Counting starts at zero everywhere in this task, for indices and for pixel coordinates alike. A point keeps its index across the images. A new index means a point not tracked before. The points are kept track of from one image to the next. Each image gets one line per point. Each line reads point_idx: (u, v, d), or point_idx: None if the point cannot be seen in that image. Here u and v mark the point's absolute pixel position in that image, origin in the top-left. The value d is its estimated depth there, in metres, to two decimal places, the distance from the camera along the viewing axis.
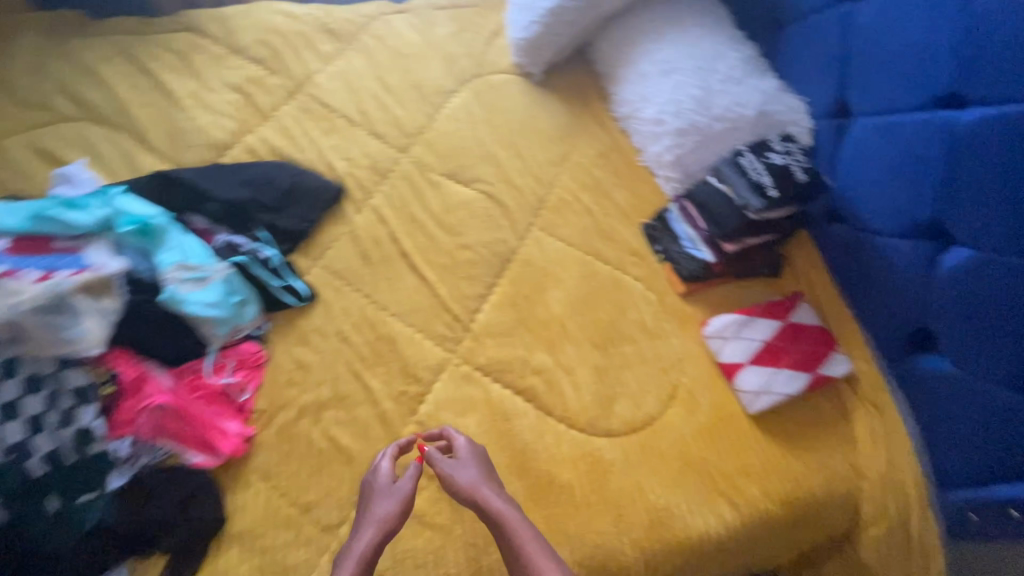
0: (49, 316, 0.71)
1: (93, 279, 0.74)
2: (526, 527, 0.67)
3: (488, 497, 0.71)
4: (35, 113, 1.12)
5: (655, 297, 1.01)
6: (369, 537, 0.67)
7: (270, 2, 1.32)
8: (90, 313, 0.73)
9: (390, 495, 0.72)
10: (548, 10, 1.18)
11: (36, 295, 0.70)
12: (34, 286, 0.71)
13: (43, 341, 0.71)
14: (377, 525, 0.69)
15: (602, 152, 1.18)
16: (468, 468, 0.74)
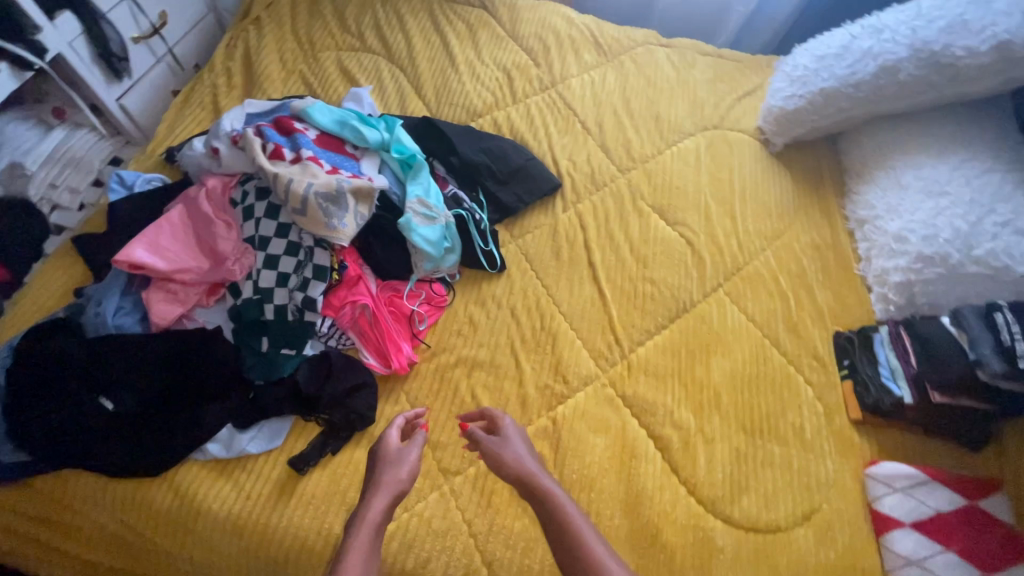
0: (324, 202, 0.85)
1: (363, 186, 0.88)
2: (562, 508, 0.65)
3: (523, 471, 0.70)
4: (350, 39, 1.34)
5: (824, 410, 0.94)
6: (380, 504, 0.65)
7: (556, 5, 1.45)
8: (350, 212, 0.86)
9: (403, 465, 0.71)
10: (822, 90, 1.13)
11: (324, 182, 0.85)
12: (324, 176, 0.86)
13: (311, 219, 0.85)
14: (388, 491, 0.68)
15: (817, 245, 1.12)
16: (513, 447, 0.74)
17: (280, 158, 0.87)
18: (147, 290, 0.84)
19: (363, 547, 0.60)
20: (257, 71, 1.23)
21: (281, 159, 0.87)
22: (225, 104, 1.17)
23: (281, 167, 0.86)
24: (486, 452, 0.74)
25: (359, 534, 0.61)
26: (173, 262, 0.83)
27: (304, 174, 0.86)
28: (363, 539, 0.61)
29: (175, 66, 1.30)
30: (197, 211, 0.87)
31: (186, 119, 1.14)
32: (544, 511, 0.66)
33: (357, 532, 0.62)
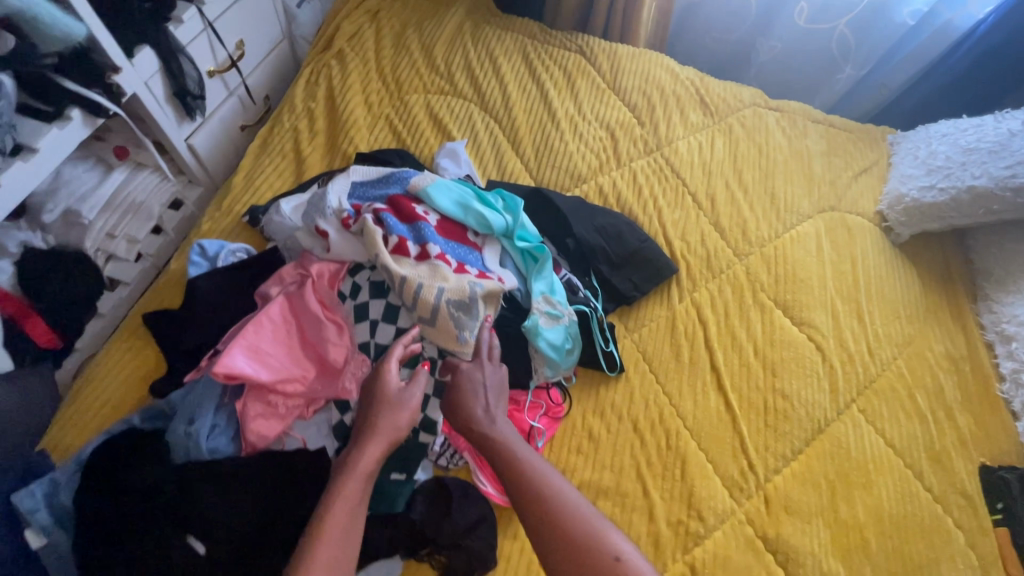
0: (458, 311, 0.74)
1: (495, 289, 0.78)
2: (542, 482, 0.62)
3: (504, 435, 0.66)
4: (438, 79, 1.21)
5: (979, 563, 0.84)
6: (376, 454, 0.62)
7: (659, 56, 1.33)
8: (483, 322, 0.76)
9: (402, 411, 0.66)
10: (971, 188, 1.05)
11: (456, 288, 0.75)
12: (455, 278, 0.75)
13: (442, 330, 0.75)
14: (384, 439, 0.63)
15: (953, 357, 1.03)
16: (476, 398, 0.70)
17: (405, 256, 0.76)
18: (241, 399, 0.72)
19: (350, 498, 0.59)
20: (341, 114, 1.10)
21: (406, 256, 0.76)
22: (308, 154, 1.04)
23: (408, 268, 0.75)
24: (460, 399, 0.70)
25: (347, 487, 0.59)
26: (278, 371, 0.71)
27: (434, 277, 0.75)
28: (352, 492, 0.59)
29: (246, 99, 1.16)
30: (303, 307, 0.75)
31: (266, 170, 1.01)
32: (519, 482, 0.62)
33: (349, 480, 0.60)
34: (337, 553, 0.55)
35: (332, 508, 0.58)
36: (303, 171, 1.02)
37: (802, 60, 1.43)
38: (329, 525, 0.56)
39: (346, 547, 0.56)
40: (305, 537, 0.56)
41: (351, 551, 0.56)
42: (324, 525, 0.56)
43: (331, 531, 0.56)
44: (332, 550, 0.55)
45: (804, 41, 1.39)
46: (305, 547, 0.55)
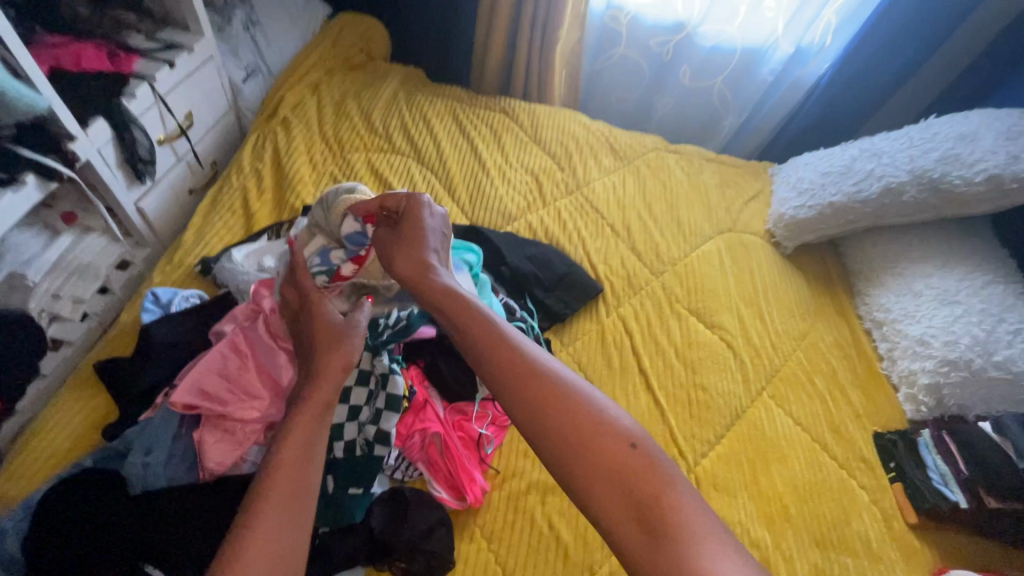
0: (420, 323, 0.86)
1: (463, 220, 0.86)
2: (542, 387, 0.62)
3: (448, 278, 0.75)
4: (378, 140, 1.35)
5: (881, 517, 0.96)
6: (332, 386, 0.69)
7: (572, 113, 1.53)
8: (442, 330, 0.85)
9: (343, 347, 0.72)
10: (832, 204, 1.24)
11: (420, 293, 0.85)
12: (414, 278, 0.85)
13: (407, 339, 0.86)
14: (333, 374, 0.70)
15: (841, 345, 1.20)
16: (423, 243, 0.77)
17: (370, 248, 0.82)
18: (199, 429, 0.75)
19: (290, 467, 0.61)
20: (288, 172, 1.20)
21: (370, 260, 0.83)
22: (258, 209, 1.13)
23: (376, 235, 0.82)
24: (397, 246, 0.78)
25: (287, 454, 0.62)
26: (235, 398, 0.76)
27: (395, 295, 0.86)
28: (302, 428, 0.64)
29: (194, 164, 1.25)
30: (256, 336, 0.80)
31: (216, 224, 1.08)
32: (511, 385, 0.63)
33: (288, 445, 0.62)
34: (279, 516, 0.56)
35: (284, 448, 0.62)
36: (252, 224, 1.10)
37: (693, 112, 1.69)
38: (270, 498, 0.57)
39: (292, 513, 0.57)
40: (249, 506, 0.57)
41: (300, 513, 0.58)
42: (268, 491, 0.58)
43: (284, 469, 0.60)
44: (280, 511, 0.57)
45: (691, 97, 1.65)
46: (248, 516, 0.56)
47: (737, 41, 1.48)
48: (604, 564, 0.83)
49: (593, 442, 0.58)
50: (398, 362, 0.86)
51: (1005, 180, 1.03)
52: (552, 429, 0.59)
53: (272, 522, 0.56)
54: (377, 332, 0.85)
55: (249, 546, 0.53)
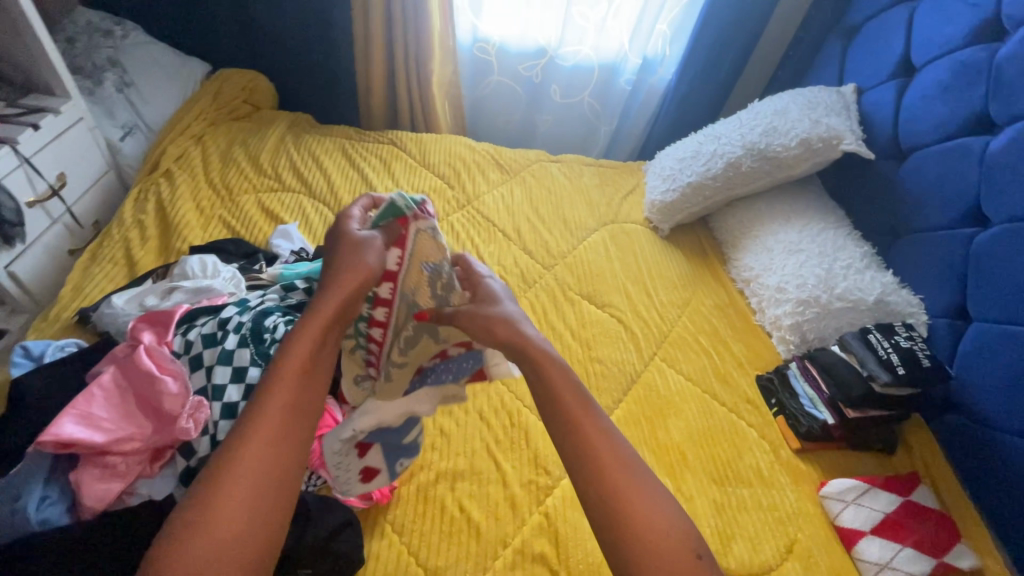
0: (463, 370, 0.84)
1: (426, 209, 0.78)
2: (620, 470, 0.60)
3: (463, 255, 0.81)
4: (267, 180, 1.38)
5: (769, 447, 1.05)
6: (336, 301, 0.66)
7: (457, 137, 1.64)
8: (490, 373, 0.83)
9: (365, 257, 0.70)
10: (689, 184, 1.40)
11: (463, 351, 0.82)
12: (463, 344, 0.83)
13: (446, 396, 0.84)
14: (348, 283, 0.67)
15: (720, 305, 1.31)
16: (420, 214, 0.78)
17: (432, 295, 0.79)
18: (75, 471, 0.73)
19: (284, 400, 0.58)
20: (173, 219, 1.21)
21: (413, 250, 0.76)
22: (141, 257, 1.13)
23: (431, 258, 0.77)
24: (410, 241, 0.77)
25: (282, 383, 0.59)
26: (112, 431, 0.75)
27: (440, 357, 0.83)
28: (308, 340, 0.63)
29: (72, 225, 1.23)
30: (133, 369, 0.80)
31: (97, 277, 1.08)
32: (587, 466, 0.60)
33: (283, 374, 0.60)
34: (271, 451, 0.55)
35: (285, 361, 0.61)
36: (138, 270, 1.11)
37: (571, 126, 1.86)
38: (260, 429, 0.56)
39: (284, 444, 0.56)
40: (238, 434, 0.55)
41: (291, 445, 0.57)
42: (258, 424, 0.56)
43: (283, 386, 0.59)
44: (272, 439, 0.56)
45: (566, 113, 1.82)
46: (241, 434, 0.55)
47: (593, 59, 1.66)
48: (516, 535, 0.86)
49: (657, 541, 0.56)
50: None
51: (815, 141, 1.25)
52: (620, 518, 0.57)
53: (263, 453, 0.55)
54: (262, 345, 0.84)
55: (237, 477, 0.53)
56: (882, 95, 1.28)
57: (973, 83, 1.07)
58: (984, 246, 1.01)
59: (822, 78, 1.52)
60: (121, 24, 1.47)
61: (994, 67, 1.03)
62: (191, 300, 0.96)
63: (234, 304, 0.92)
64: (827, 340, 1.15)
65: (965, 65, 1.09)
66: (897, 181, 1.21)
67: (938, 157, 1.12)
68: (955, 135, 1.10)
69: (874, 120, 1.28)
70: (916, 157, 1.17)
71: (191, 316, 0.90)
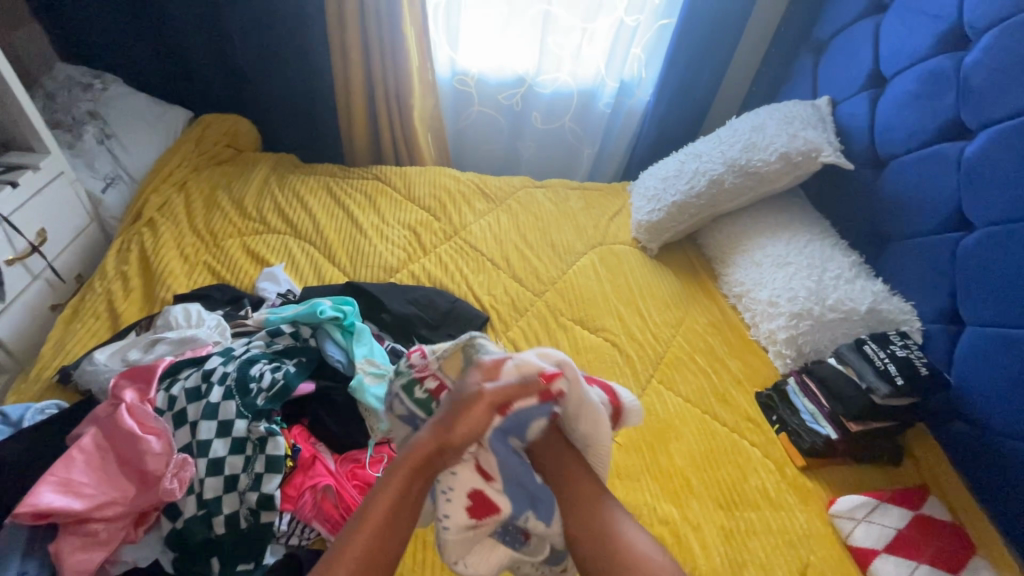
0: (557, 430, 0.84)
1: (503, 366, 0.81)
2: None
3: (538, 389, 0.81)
4: (252, 223, 1.38)
5: (774, 467, 1.03)
6: (427, 438, 0.75)
7: (440, 168, 1.63)
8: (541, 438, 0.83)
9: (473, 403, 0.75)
10: (674, 203, 1.40)
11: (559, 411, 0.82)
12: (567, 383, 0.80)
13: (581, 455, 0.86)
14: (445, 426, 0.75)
15: (714, 322, 1.30)
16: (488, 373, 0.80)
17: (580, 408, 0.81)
18: (55, 540, 0.71)
19: (392, 495, 0.72)
20: (156, 269, 1.20)
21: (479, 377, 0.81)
22: (124, 309, 1.12)
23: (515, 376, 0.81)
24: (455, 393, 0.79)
25: (393, 482, 0.72)
26: (94, 497, 0.72)
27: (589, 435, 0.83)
28: (411, 460, 0.74)
29: (54, 280, 1.21)
30: (115, 430, 0.77)
31: (78, 333, 1.06)
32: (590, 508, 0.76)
33: (398, 470, 0.73)
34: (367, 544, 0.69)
35: (395, 472, 0.73)
36: (120, 323, 1.09)
37: (554, 150, 1.87)
38: (369, 523, 0.70)
39: (383, 534, 0.70)
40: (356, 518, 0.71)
41: (394, 533, 0.71)
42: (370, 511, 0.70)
43: (390, 488, 0.72)
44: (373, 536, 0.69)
45: (548, 138, 1.84)
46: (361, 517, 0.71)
47: (572, 85, 1.69)
48: None
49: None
50: (278, 424, 0.83)
51: (794, 155, 1.27)
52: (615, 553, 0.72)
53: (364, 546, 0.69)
54: (249, 397, 0.82)
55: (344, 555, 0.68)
56: (855, 106, 1.30)
57: (943, 91, 1.09)
58: (970, 250, 1.01)
59: (797, 91, 1.55)
60: (101, 76, 1.48)
61: (961, 75, 1.05)
62: (175, 352, 0.94)
63: (218, 354, 0.90)
64: (824, 353, 1.14)
65: (932, 73, 1.12)
66: (878, 189, 1.22)
67: (916, 164, 1.13)
68: (930, 142, 1.11)
69: (851, 131, 1.30)
70: (896, 165, 1.19)
71: (174, 369, 0.88)
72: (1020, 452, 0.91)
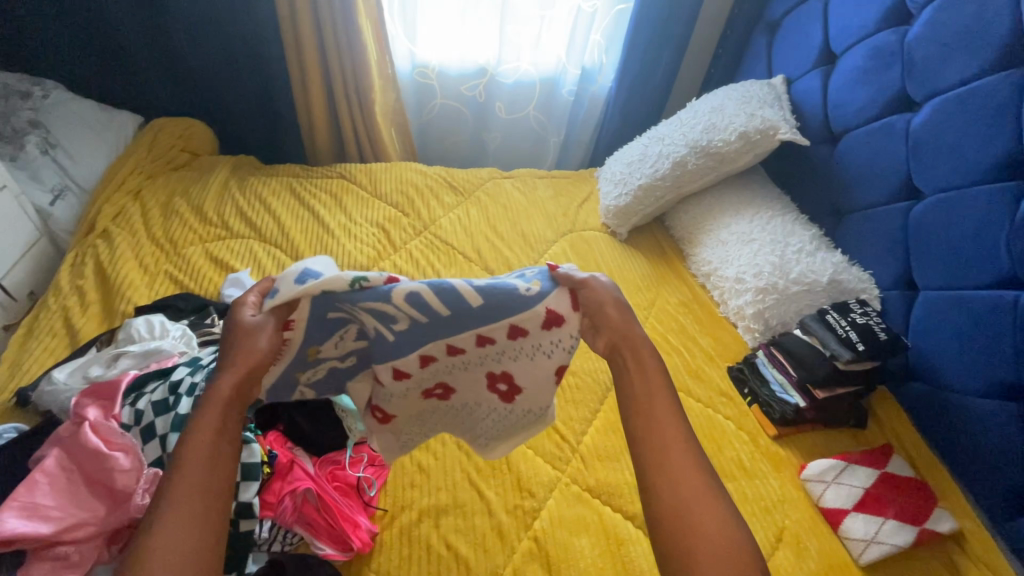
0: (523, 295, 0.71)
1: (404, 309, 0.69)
2: (652, 473, 0.61)
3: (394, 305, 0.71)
4: (213, 229, 1.34)
5: (748, 437, 1.06)
6: (232, 379, 0.61)
7: (405, 163, 1.60)
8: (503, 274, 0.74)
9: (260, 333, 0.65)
10: (640, 186, 1.42)
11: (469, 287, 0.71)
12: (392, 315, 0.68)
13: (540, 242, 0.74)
14: (245, 361, 0.63)
15: (684, 301, 1.32)
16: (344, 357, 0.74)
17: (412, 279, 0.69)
18: (24, 567, 0.69)
19: (204, 444, 0.57)
20: (114, 281, 1.16)
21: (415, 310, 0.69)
22: (82, 325, 1.08)
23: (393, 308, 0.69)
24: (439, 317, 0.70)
25: (208, 412, 0.58)
26: (61, 519, 0.70)
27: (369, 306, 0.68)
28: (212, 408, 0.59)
29: (5, 299, 1.16)
30: (79, 449, 0.75)
31: (35, 353, 1.02)
32: None
33: (202, 417, 0.58)
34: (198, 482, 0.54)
35: (198, 421, 0.58)
36: (80, 340, 1.05)
37: (521, 140, 1.87)
38: (182, 472, 0.54)
39: (211, 486, 0.55)
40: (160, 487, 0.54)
41: (230, 465, 0.57)
42: (177, 470, 0.54)
43: (196, 439, 0.56)
44: (200, 472, 0.55)
45: (513, 128, 1.83)
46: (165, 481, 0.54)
47: (533, 74, 1.69)
48: (506, 565, 0.84)
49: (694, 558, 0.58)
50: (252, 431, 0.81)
51: (752, 134, 1.29)
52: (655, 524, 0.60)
53: (191, 490, 0.54)
54: None
55: (172, 490, 0.53)
56: (809, 83, 1.34)
57: (889, 66, 1.13)
58: (921, 217, 1.05)
59: (754, 72, 1.58)
60: (40, 83, 1.39)
61: (905, 49, 1.09)
62: (139, 365, 0.91)
63: (186, 364, 0.87)
64: (790, 325, 1.17)
65: (879, 49, 1.15)
66: (835, 164, 1.26)
67: (867, 137, 1.17)
68: (879, 116, 1.16)
69: (807, 108, 1.34)
70: (848, 140, 1.23)
71: (139, 383, 0.85)
72: (973, 407, 0.96)
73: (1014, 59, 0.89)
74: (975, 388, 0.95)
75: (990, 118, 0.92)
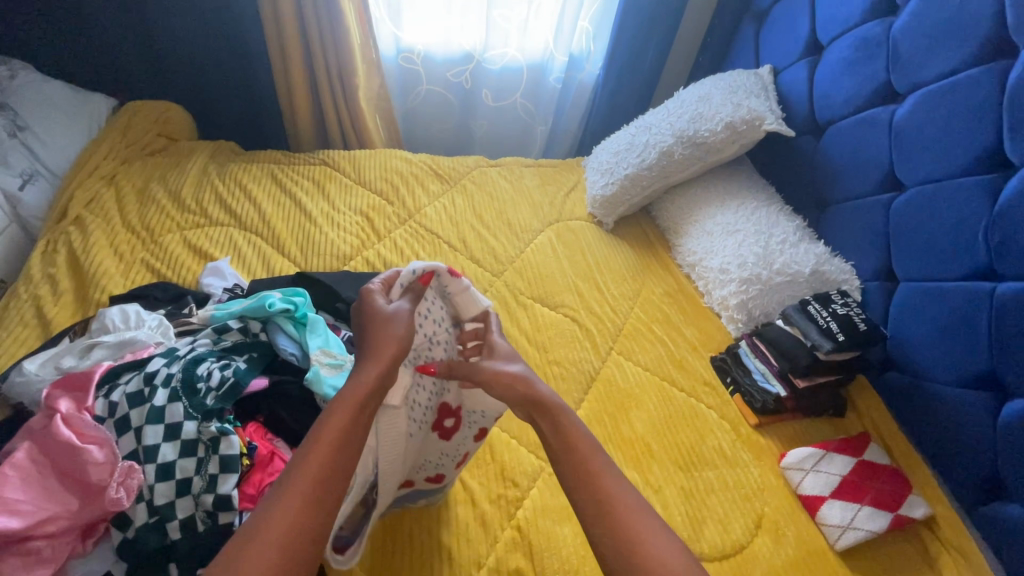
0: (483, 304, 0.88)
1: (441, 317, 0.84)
2: None
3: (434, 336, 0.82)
4: (191, 216, 1.30)
5: (729, 426, 1.08)
6: (373, 371, 0.69)
7: (389, 150, 1.57)
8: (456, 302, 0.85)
9: (396, 326, 0.74)
10: (627, 176, 1.41)
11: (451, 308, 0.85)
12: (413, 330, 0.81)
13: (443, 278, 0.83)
14: (381, 359, 0.70)
15: (668, 292, 1.33)
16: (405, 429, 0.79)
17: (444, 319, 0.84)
18: None
19: (334, 432, 0.63)
20: (88, 270, 1.13)
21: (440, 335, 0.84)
22: (54, 315, 1.05)
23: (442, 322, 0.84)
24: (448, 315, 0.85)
25: (341, 415, 0.64)
26: (32, 513, 0.68)
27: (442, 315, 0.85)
28: (350, 401, 0.65)
29: None
30: (51, 442, 0.73)
31: (5, 344, 0.99)
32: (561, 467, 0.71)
33: (337, 408, 0.64)
34: (304, 499, 0.57)
35: (332, 412, 0.64)
36: (52, 330, 1.03)
37: (506, 128, 1.85)
38: (316, 452, 0.60)
39: (333, 469, 0.60)
40: (296, 459, 0.60)
41: (343, 463, 0.62)
42: (310, 452, 0.60)
43: (328, 425, 0.63)
44: (322, 463, 0.60)
45: (500, 116, 1.81)
46: (298, 458, 0.60)
47: (520, 60, 1.67)
48: (489, 554, 0.84)
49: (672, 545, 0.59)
50: (230, 422, 0.80)
51: (739, 124, 1.29)
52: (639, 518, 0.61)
53: (316, 471, 0.59)
54: (197, 397, 0.79)
55: (300, 468, 0.59)
56: (795, 74, 1.34)
57: (875, 57, 1.13)
58: (902, 209, 1.06)
59: (741, 62, 1.58)
60: (8, 63, 1.32)
61: (890, 40, 1.09)
62: (114, 355, 0.89)
63: (161, 355, 0.85)
64: (772, 315, 1.18)
65: (865, 39, 1.15)
66: (819, 155, 1.26)
67: (851, 129, 1.18)
68: (863, 108, 1.16)
69: (793, 99, 1.34)
70: (832, 132, 1.23)
71: (113, 374, 0.83)
72: (946, 395, 0.98)
73: (995, 52, 0.90)
74: (949, 376, 0.98)
75: (972, 111, 0.93)
